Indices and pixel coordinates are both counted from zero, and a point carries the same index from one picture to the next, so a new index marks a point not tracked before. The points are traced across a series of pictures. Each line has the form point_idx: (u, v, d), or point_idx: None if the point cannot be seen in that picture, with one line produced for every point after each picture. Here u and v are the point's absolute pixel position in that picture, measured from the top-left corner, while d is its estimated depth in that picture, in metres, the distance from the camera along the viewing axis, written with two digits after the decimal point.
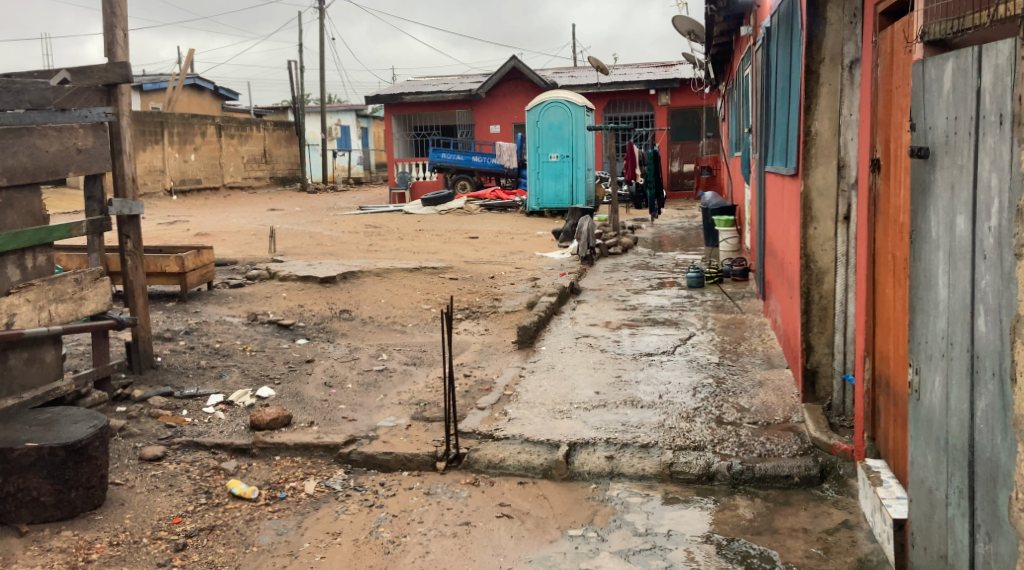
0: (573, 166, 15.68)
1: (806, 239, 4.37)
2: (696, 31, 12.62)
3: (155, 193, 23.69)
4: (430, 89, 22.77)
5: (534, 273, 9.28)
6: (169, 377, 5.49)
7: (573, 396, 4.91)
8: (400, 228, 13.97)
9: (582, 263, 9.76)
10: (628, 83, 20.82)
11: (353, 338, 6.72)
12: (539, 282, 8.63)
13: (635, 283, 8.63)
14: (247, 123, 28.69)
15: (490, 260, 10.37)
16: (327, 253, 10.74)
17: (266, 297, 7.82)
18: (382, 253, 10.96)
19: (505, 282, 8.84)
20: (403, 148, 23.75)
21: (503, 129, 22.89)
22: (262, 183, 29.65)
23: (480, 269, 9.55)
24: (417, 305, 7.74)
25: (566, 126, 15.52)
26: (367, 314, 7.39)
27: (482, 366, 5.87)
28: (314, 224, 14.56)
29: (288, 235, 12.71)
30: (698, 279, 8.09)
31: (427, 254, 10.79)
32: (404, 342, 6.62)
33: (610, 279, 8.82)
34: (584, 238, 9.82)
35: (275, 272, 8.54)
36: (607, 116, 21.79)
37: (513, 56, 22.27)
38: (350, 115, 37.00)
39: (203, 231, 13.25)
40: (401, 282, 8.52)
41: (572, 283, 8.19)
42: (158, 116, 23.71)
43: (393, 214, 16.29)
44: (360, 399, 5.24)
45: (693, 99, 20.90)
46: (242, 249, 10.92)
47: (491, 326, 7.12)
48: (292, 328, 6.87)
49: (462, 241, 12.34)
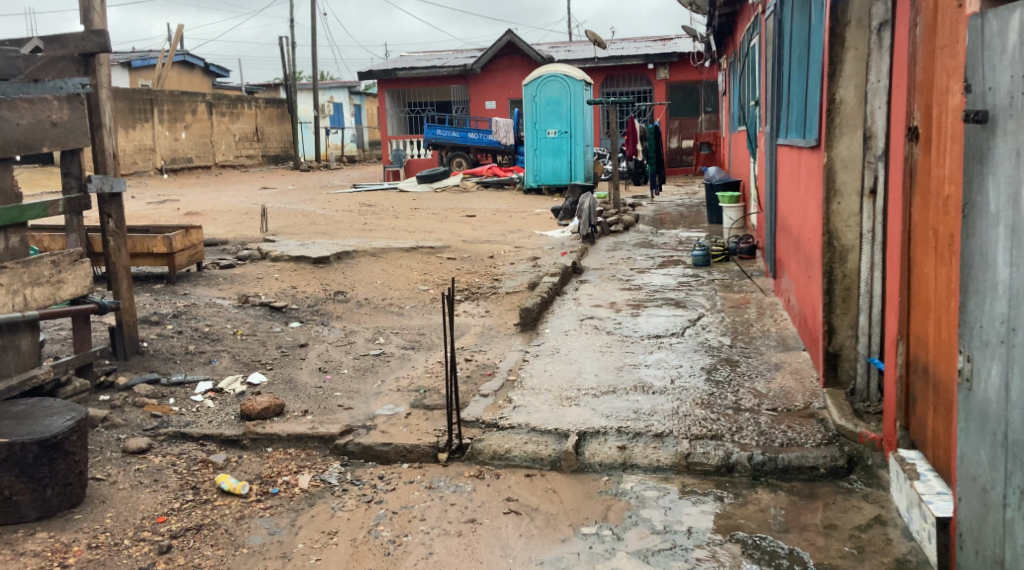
0: (572, 142, 15.34)
1: (829, 215, 4.11)
2: (698, 1, 12.28)
3: (146, 171, 23.30)
4: (424, 64, 22.37)
5: (535, 252, 9.02)
6: (155, 363, 5.23)
7: (580, 382, 4.67)
8: (395, 207, 13.68)
9: (584, 241, 9.51)
10: (627, 57, 20.42)
11: (348, 321, 6.45)
12: (539, 261, 8.37)
13: (639, 261, 8.38)
14: (239, 101, 28.26)
15: (489, 239, 10.10)
16: (320, 232, 10.47)
17: (257, 279, 7.54)
18: (377, 232, 10.69)
19: (505, 261, 8.57)
20: (397, 125, 23.36)
21: (499, 105, 22.51)
22: (254, 162, 29.22)
23: (479, 248, 9.29)
24: (415, 286, 7.47)
25: (565, 101, 15.18)
26: (362, 295, 7.13)
27: (483, 350, 5.62)
28: (307, 203, 14.27)
29: (281, 214, 12.42)
30: (704, 257, 7.85)
31: (424, 232, 10.53)
32: (401, 325, 6.36)
33: (612, 258, 8.56)
34: (585, 215, 9.56)
35: (267, 253, 8.26)
36: (604, 91, 21.41)
37: (508, 30, 21.88)
38: (343, 93, 36.45)
39: (194, 210, 12.96)
40: (398, 262, 8.25)
41: (574, 262, 7.93)
42: (147, 93, 23.28)
43: (387, 192, 16.00)
44: (356, 385, 4.99)
45: (692, 73, 20.55)
46: (233, 229, 10.62)
47: (492, 308, 6.86)
48: (284, 310, 6.61)
49: (459, 219, 12.07)
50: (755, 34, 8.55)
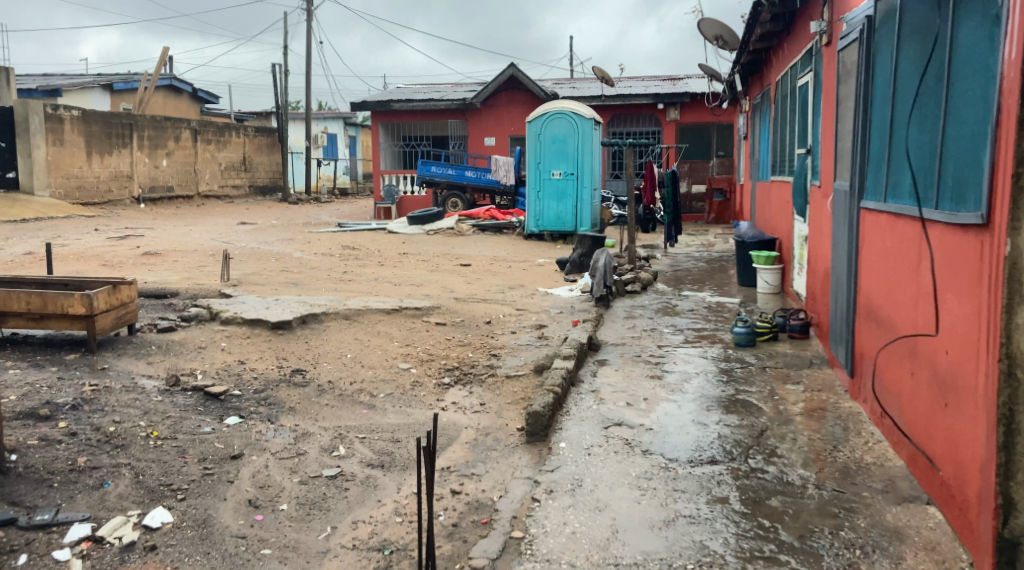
0: (578, 185, 14.06)
1: (1010, 331, 2.70)
2: (725, 36, 11.09)
3: (122, 200, 21.92)
4: (421, 96, 21.17)
5: (541, 318, 7.62)
6: (19, 488, 3.72)
7: (618, 553, 3.23)
8: (381, 251, 12.29)
9: (597, 306, 8.08)
10: (635, 96, 19.23)
11: (302, 418, 5.01)
12: (546, 332, 6.96)
13: (666, 336, 6.96)
14: (226, 128, 27.01)
15: (486, 297, 8.70)
16: (290, 283, 9.06)
17: (198, 350, 6.09)
18: (356, 284, 9.28)
19: (505, 329, 7.16)
20: (391, 159, 22.02)
21: (499, 142, 21.24)
22: (240, 193, 27.93)
23: (474, 310, 7.88)
24: (393, 363, 6.03)
25: (572, 141, 13.88)
26: (326, 376, 5.68)
27: (478, 474, 4.18)
28: (284, 244, 12.85)
29: (251, 258, 11.02)
30: (747, 336, 6.50)
31: (411, 286, 9.13)
32: (371, 425, 4.91)
33: (633, 329, 7.15)
34: (598, 274, 8.09)
35: (217, 313, 6.83)
36: (611, 131, 20.15)
37: (511, 64, 20.71)
38: (338, 123, 35.20)
39: (154, 250, 11.53)
40: (375, 328, 6.82)
41: (589, 336, 6.51)
42: (126, 117, 21.97)
43: (374, 233, 14.61)
44: (296, 537, 3.54)
45: (704, 115, 19.33)
46: (190, 277, 9.19)
47: (489, 399, 5.43)
48: (222, 399, 5.18)
49: (451, 269, 10.68)
50: (809, 71, 7.26)
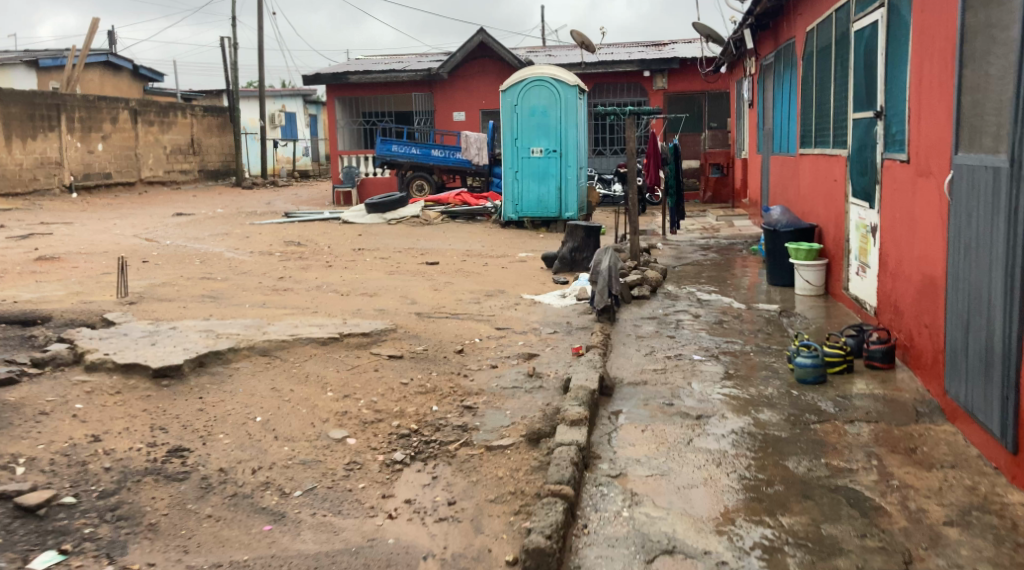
0: (562, 164, 12.21)
1: None
2: None
3: (50, 189, 19.73)
4: (381, 67, 19.15)
5: (529, 341, 5.82)
6: None
7: None
8: (332, 247, 10.39)
9: (602, 322, 6.24)
10: (618, 62, 17.39)
11: (166, 548, 3.16)
12: (539, 367, 5.15)
13: (701, 368, 5.16)
14: (171, 108, 24.80)
15: (457, 309, 6.84)
16: (208, 297, 7.18)
17: (36, 418, 4.14)
18: (293, 294, 7.41)
19: (483, 362, 5.34)
20: (350, 139, 19.97)
21: (469, 117, 19.29)
22: (189, 178, 25.76)
23: (442, 332, 6.04)
24: (320, 432, 4.18)
25: (554, 113, 12.01)
26: (218, 462, 3.81)
27: None
28: (218, 240, 10.89)
29: (170, 262, 9.11)
30: (815, 369, 4.74)
31: (362, 296, 7.28)
32: (276, 561, 3.08)
33: (654, 359, 5.35)
34: (601, 281, 6.23)
35: (83, 354, 4.91)
36: (592, 102, 18.26)
37: (480, 30, 18.74)
38: (296, 102, 33.08)
39: (54, 253, 9.56)
40: (303, 371, 4.96)
41: (601, 378, 4.69)
42: (53, 96, 19.72)
43: (327, 224, 12.67)
44: None
45: (693, 83, 17.58)
46: (77, 292, 7.23)
47: (461, 493, 3.62)
48: (42, 516, 3.28)
49: (414, 270, 8.81)
50: (877, 6, 5.48)
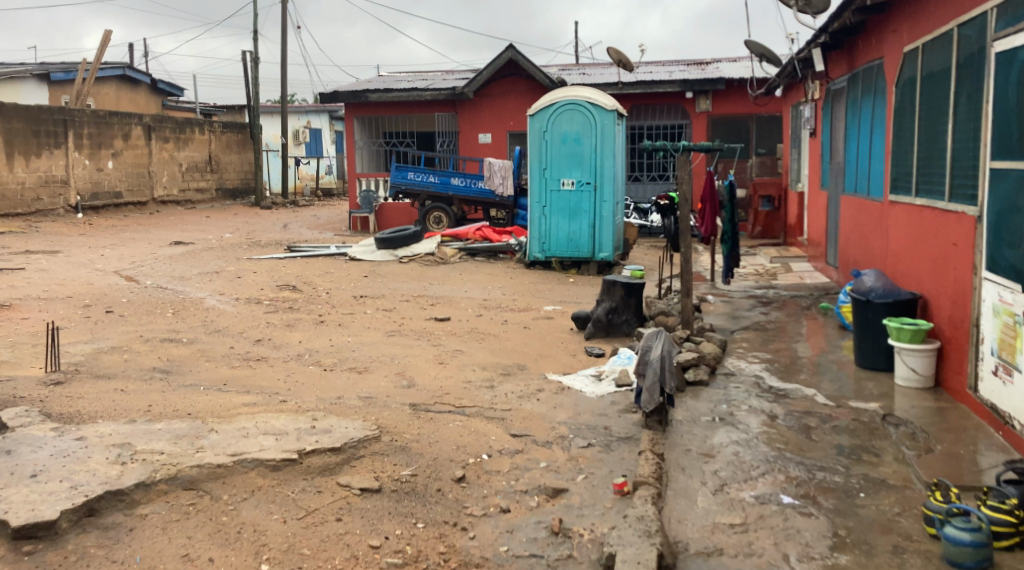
0: (596, 198, 10.76)
1: None
2: None
3: (54, 209, 18.69)
4: (403, 85, 17.87)
5: (554, 461, 4.35)
6: None
7: None
8: (330, 293, 9.02)
9: (650, 429, 4.75)
10: (659, 83, 15.92)
11: None
12: (569, 519, 3.67)
13: (798, 525, 3.63)
14: (188, 124, 23.78)
15: (464, 399, 5.37)
16: (160, 372, 5.81)
17: None
18: (266, 367, 6.03)
19: (491, 500, 3.88)
20: (368, 160, 18.69)
21: (496, 139, 17.91)
22: (205, 196, 24.71)
23: (439, 440, 4.57)
24: None
25: (588, 141, 10.57)
26: None
27: None
28: (204, 282, 9.57)
29: (139, 312, 7.79)
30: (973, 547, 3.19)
31: (348, 374, 5.86)
32: None
33: (729, 504, 3.84)
34: (650, 376, 4.74)
35: None
36: (629, 125, 16.82)
37: (509, 44, 17.36)
38: (322, 117, 32.00)
39: (9, 298, 8.30)
40: (235, 520, 3.54)
41: (659, 556, 3.21)
42: (60, 111, 18.69)
43: (332, 262, 11.31)
44: None
45: (741, 105, 16.05)
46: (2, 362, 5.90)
47: None
48: None
49: (419, 330, 7.38)
50: None
